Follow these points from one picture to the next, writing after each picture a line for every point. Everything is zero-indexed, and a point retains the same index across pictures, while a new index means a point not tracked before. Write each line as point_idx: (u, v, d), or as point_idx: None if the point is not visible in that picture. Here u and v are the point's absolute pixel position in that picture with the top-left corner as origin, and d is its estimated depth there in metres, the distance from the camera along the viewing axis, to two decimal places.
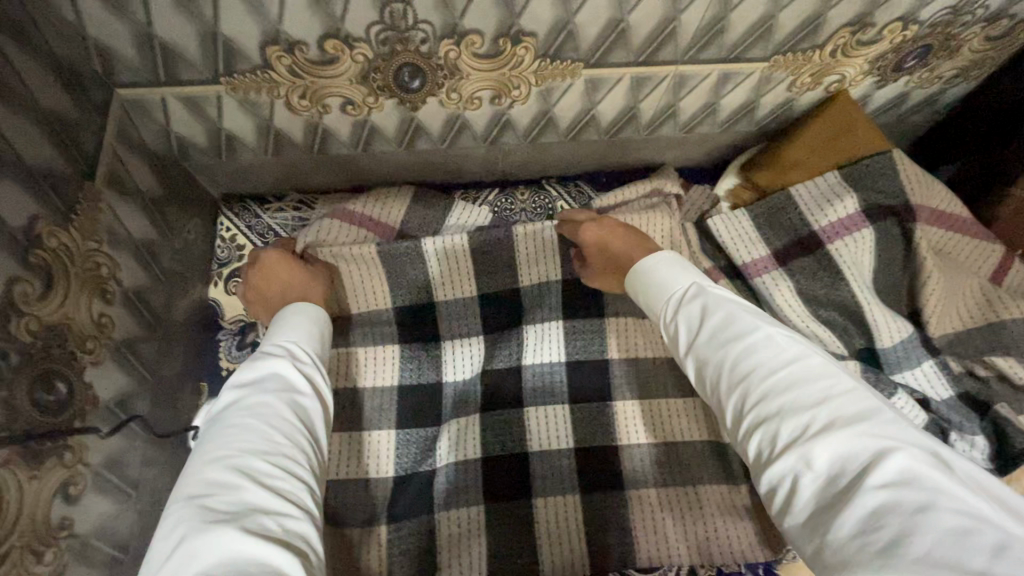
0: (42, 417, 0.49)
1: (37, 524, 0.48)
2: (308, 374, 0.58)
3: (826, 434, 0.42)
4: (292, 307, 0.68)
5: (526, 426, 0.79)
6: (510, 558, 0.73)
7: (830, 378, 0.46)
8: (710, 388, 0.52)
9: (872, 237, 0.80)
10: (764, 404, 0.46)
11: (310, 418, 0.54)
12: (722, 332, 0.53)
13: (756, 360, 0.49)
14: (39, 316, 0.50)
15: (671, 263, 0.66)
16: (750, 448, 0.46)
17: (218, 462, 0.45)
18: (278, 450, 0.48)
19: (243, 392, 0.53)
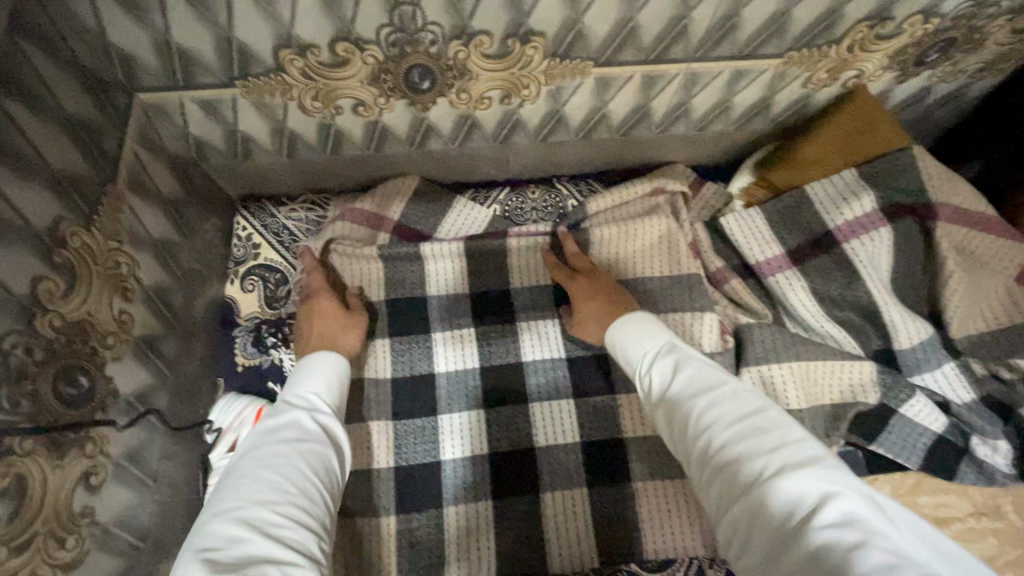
0: (65, 409, 0.52)
1: (61, 513, 0.50)
2: (324, 425, 0.60)
3: (776, 479, 0.43)
4: (310, 356, 0.70)
5: (532, 421, 0.81)
6: (519, 549, 0.76)
7: (783, 428, 0.48)
8: (678, 439, 0.54)
9: (891, 236, 0.78)
10: (722, 455, 0.48)
11: (325, 466, 0.55)
12: (688, 386, 0.56)
13: (713, 412, 0.51)
14: (63, 313, 0.52)
15: (645, 322, 0.69)
16: (711, 496, 0.48)
17: (230, 512, 0.47)
18: (288, 498, 0.49)
19: (261, 443, 0.56)
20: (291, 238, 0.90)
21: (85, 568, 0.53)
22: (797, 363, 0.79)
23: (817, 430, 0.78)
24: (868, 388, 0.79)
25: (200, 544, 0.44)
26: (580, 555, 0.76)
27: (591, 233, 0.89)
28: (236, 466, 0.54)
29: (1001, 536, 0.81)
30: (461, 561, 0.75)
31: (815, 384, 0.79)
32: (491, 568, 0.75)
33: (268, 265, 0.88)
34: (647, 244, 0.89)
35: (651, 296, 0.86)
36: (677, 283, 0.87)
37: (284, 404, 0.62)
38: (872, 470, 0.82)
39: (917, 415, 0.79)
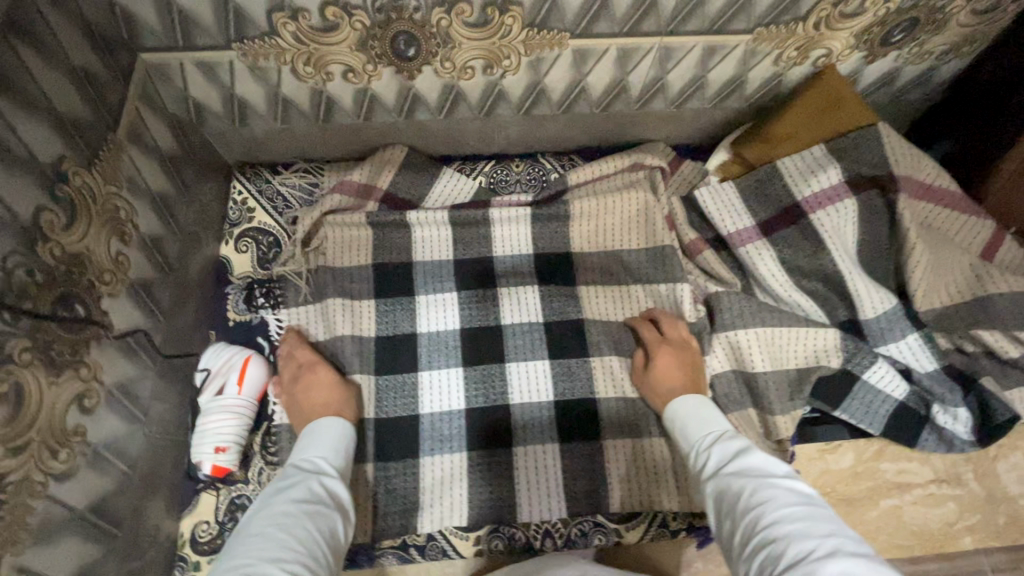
0: (64, 332, 0.56)
1: (54, 427, 0.54)
2: (332, 488, 0.62)
3: (829, 559, 0.42)
4: (315, 423, 0.72)
5: (508, 381, 0.84)
6: (490, 499, 0.79)
7: (840, 524, 0.47)
8: (728, 516, 0.53)
9: (856, 206, 0.81)
10: (772, 531, 0.47)
11: (332, 534, 0.56)
12: (749, 469, 0.56)
13: (770, 493, 0.51)
14: (63, 243, 0.56)
15: (707, 411, 0.70)
16: (753, 566, 0.46)
17: (238, 563, 0.48)
18: (296, 555, 0.50)
19: (274, 501, 0.58)
20: (285, 203, 0.94)
21: (74, 482, 0.57)
22: (761, 329, 0.82)
23: (781, 394, 0.81)
24: (831, 353, 0.81)
25: None
26: (545, 508, 0.79)
27: (573, 207, 0.93)
28: (246, 524, 0.55)
29: (961, 502, 0.84)
30: (433, 507, 0.79)
31: (780, 350, 0.82)
32: (462, 516, 0.79)
33: (262, 228, 0.92)
34: (625, 217, 0.93)
35: (628, 268, 0.91)
36: (653, 255, 0.90)
37: (298, 467, 0.64)
38: (836, 435, 0.85)
39: (880, 381, 0.81)
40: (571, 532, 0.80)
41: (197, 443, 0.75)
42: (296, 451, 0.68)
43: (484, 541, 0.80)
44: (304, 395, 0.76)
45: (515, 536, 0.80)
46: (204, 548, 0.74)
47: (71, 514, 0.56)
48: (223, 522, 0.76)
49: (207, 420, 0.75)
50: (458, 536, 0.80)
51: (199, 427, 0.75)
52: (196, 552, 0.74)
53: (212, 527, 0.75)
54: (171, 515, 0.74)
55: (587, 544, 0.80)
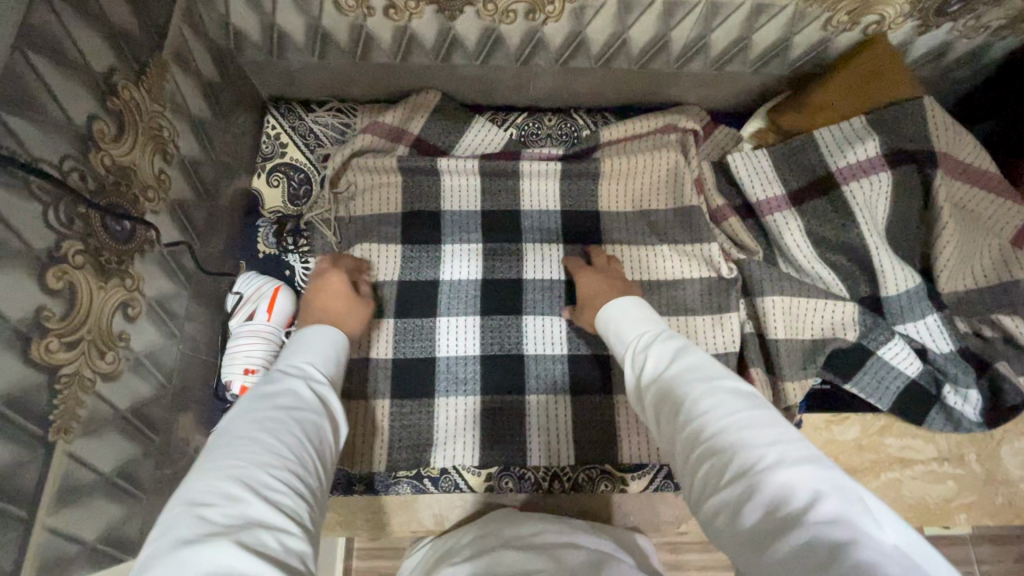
0: (112, 241, 0.58)
1: (101, 330, 0.56)
2: (322, 393, 0.59)
3: (774, 468, 0.43)
4: (313, 327, 0.69)
5: (523, 331, 0.87)
6: (499, 442, 0.82)
7: (778, 424, 0.47)
8: (667, 425, 0.53)
9: (891, 180, 0.80)
10: (719, 440, 0.47)
11: (322, 435, 0.54)
12: (689, 373, 0.54)
13: (711, 399, 0.50)
14: (112, 155, 0.58)
15: (637, 311, 0.69)
16: (698, 476, 0.47)
17: (219, 468, 0.45)
18: (288, 465, 0.47)
19: (257, 404, 0.53)
20: (317, 141, 0.95)
21: (118, 384, 0.60)
22: (780, 298, 0.82)
23: (794, 361, 0.82)
24: (848, 326, 0.82)
25: (191, 501, 0.42)
26: (554, 454, 0.82)
27: (603, 165, 0.93)
28: (231, 423, 0.51)
29: (960, 481, 0.85)
30: (448, 444, 0.81)
31: (797, 319, 0.82)
32: (474, 455, 0.81)
33: (293, 165, 0.94)
34: (655, 178, 0.93)
35: (654, 227, 0.92)
36: (679, 215, 0.91)
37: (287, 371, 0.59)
38: (842, 407, 0.87)
39: (894, 359, 0.82)
40: (577, 476, 0.83)
41: (227, 364, 0.78)
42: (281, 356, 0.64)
43: (496, 478, 0.83)
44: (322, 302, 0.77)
45: (525, 476, 0.83)
46: None
47: (116, 414, 0.59)
48: None
49: (236, 342, 0.78)
50: (470, 472, 0.83)
51: (229, 350, 0.78)
52: None
53: None
54: (200, 429, 0.79)
55: (593, 489, 0.83)
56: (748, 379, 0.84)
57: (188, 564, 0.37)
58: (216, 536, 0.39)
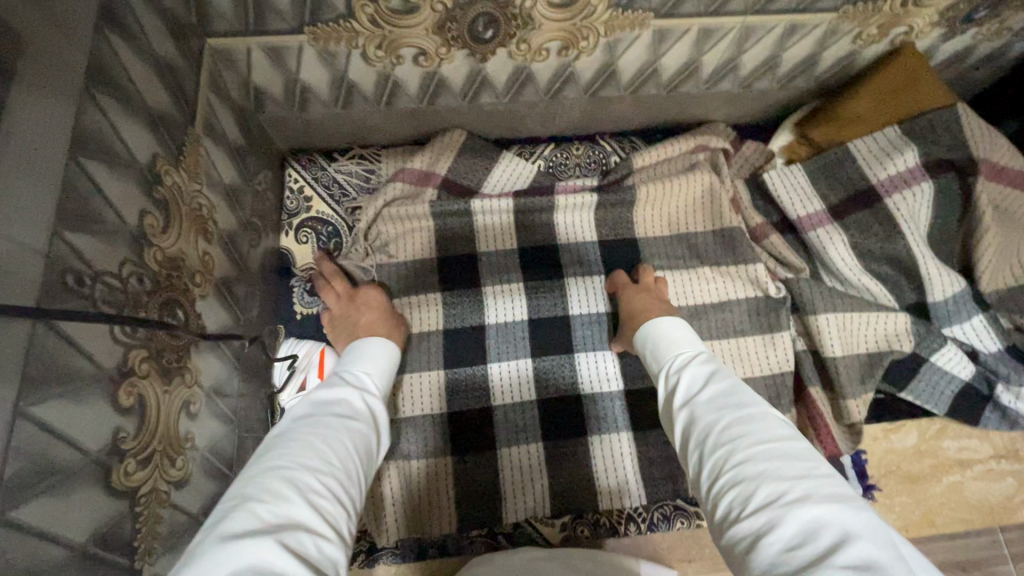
0: (171, 339, 0.54)
1: (169, 435, 0.53)
2: (375, 408, 0.58)
3: (802, 505, 0.41)
4: (369, 339, 0.69)
5: (577, 369, 0.85)
6: (568, 489, 0.80)
7: (813, 460, 0.45)
8: (694, 450, 0.51)
9: (932, 190, 0.80)
10: (748, 467, 0.45)
11: (369, 452, 0.52)
12: (721, 399, 0.53)
13: (742, 426, 0.49)
14: (163, 248, 0.54)
15: (675, 330, 0.69)
16: (720, 507, 0.45)
17: (273, 467, 0.43)
18: (334, 475, 0.45)
19: (315, 409, 0.52)
20: (341, 191, 0.92)
21: (190, 488, 0.56)
22: (834, 315, 0.82)
23: (853, 377, 0.82)
24: (903, 337, 0.82)
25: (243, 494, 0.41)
26: (625, 496, 0.80)
27: (638, 192, 0.92)
28: (284, 422, 0.51)
29: (1020, 478, 0.86)
30: (516, 498, 0.80)
31: (852, 334, 0.82)
32: (545, 505, 0.79)
33: (321, 218, 0.91)
34: (690, 201, 0.92)
35: (695, 250, 0.91)
36: (719, 236, 0.91)
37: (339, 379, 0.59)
38: (899, 415, 0.87)
39: (947, 363, 0.83)
40: (652, 516, 0.82)
41: None
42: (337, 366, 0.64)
43: (569, 527, 0.81)
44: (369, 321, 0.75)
45: (600, 522, 0.81)
46: None
47: (190, 520, 0.56)
48: None
49: None
50: (543, 524, 0.81)
51: None
52: None
53: None
54: None
55: (670, 528, 0.81)
56: (807, 397, 0.84)
57: (232, 558, 0.35)
58: (265, 534, 0.37)
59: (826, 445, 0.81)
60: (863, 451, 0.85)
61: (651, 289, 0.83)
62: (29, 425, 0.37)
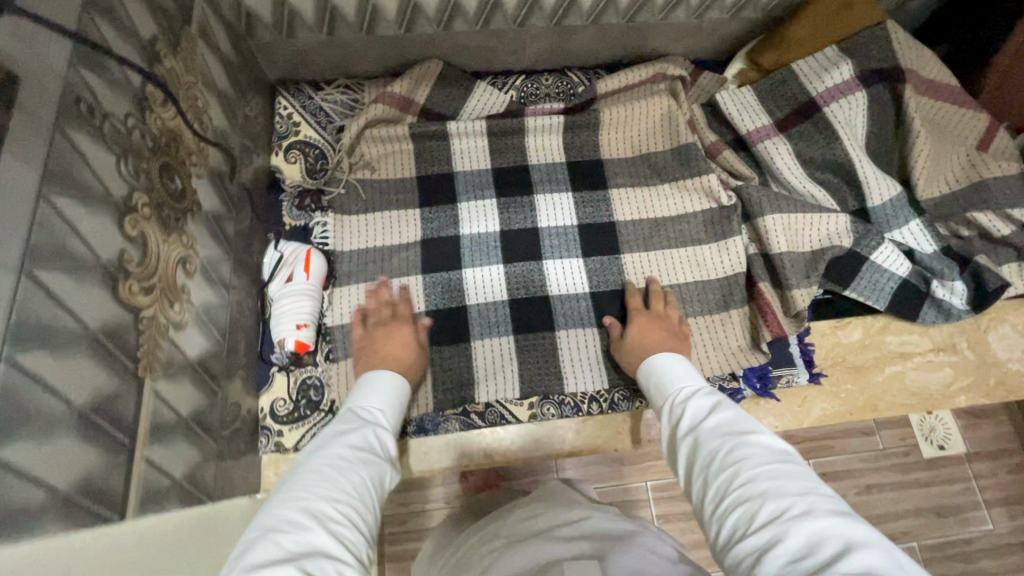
0: (170, 199, 0.62)
1: (167, 280, 0.60)
2: (385, 440, 0.61)
3: (806, 519, 0.44)
4: (377, 372, 0.72)
5: (546, 275, 0.92)
6: (537, 377, 0.87)
7: (815, 483, 0.49)
8: (699, 473, 0.54)
9: (864, 99, 0.89)
10: (753, 488, 0.48)
11: (383, 480, 0.56)
12: (724, 426, 0.56)
13: (745, 450, 0.52)
14: (163, 118, 0.61)
15: (680, 365, 0.71)
16: (725, 528, 0.48)
17: (294, 500, 0.48)
18: (352, 501, 0.50)
19: (332, 441, 0.57)
20: (327, 118, 0.99)
21: (185, 334, 0.63)
22: (781, 216, 0.89)
23: (798, 272, 0.89)
24: (843, 235, 0.89)
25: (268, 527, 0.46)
26: (587, 380, 0.87)
27: (601, 115, 1.00)
28: (304, 458, 0.55)
29: (956, 368, 0.92)
30: (488, 382, 0.86)
31: (796, 234, 0.90)
32: (514, 389, 0.86)
33: (308, 141, 0.98)
34: (651, 124, 1.00)
35: (655, 168, 0.99)
36: (678, 153, 0.98)
37: (352, 415, 0.63)
38: (845, 314, 0.94)
39: (885, 262, 0.90)
40: (613, 397, 0.88)
41: (277, 323, 0.81)
42: (348, 400, 0.68)
43: (538, 406, 0.87)
44: (381, 338, 0.79)
45: (565, 401, 0.88)
46: (283, 418, 0.82)
47: (185, 362, 0.63)
48: (297, 398, 0.83)
49: (281, 303, 0.82)
50: (513, 403, 0.87)
51: (277, 310, 0.82)
52: (277, 422, 0.82)
53: (288, 403, 0.83)
54: (251, 392, 0.81)
55: (630, 406, 0.87)
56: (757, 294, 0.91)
57: None
58: (289, 561, 0.42)
59: (772, 327, 0.88)
60: (811, 344, 0.91)
61: (659, 317, 0.85)
62: (50, 209, 0.44)
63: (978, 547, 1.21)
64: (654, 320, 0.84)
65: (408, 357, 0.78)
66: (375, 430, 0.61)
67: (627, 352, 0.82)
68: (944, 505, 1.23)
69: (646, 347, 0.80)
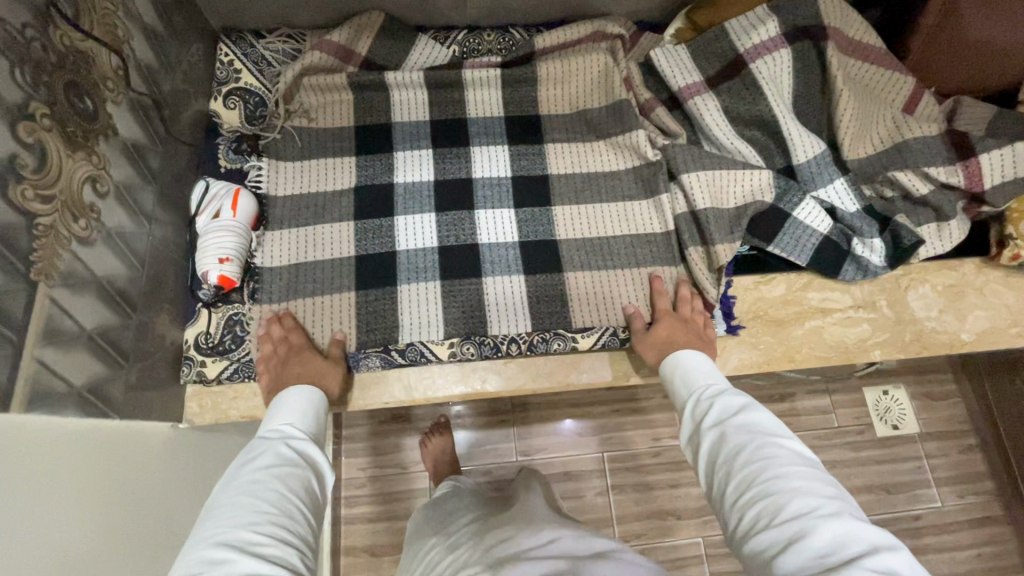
0: (80, 118, 0.64)
1: (74, 196, 0.62)
2: (303, 450, 0.62)
3: (832, 520, 0.47)
4: (291, 387, 0.72)
5: (476, 225, 0.94)
6: (461, 320, 0.89)
7: (831, 485, 0.51)
8: (720, 466, 0.56)
9: (789, 56, 0.92)
10: (779, 487, 0.50)
11: (307, 490, 0.58)
12: (751, 423, 0.58)
13: (773, 450, 0.54)
14: (71, 37, 0.64)
15: (699, 361, 0.72)
16: (745, 520, 0.51)
17: (213, 536, 0.49)
18: (273, 519, 0.52)
19: (244, 467, 0.57)
20: (269, 66, 0.99)
21: (92, 251, 0.65)
22: (699, 174, 0.92)
23: (721, 228, 0.91)
24: (764, 190, 0.92)
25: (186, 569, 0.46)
26: (511, 322, 0.90)
27: (539, 70, 1.01)
28: (218, 492, 0.55)
29: (874, 324, 0.94)
30: (413, 326, 0.88)
31: (720, 189, 0.92)
32: (438, 331, 0.88)
33: (249, 89, 0.97)
34: (588, 80, 1.01)
35: (591, 124, 1.00)
36: (611, 109, 0.99)
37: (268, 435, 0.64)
38: (770, 270, 0.96)
39: (808, 218, 0.93)
40: (533, 339, 0.89)
41: (200, 257, 0.83)
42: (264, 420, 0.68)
43: (458, 345, 0.88)
44: (295, 366, 0.78)
45: (485, 342, 0.89)
46: (207, 350, 0.84)
47: (92, 278, 0.65)
48: (222, 334, 0.85)
49: (206, 237, 0.83)
50: (434, 343, 0.88)
51: (201, 245, 0.83)
52: (201, 353, 0.83)
53: (213, 336, 0.84)
54: (175, 324, 0.83)
55: (548, 348, 0.89)
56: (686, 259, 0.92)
57: None
58: None
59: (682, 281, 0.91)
60: (733, 296, 0.94)
61: (688, 321, 0.86)
62: None
63: (925, 523, 1.22)
64: (688, 322, 0.86)
65: (324, 371, 0.79)
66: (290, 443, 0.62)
67: (650, 348, 0.83)
68: (894, 482, 1.24)
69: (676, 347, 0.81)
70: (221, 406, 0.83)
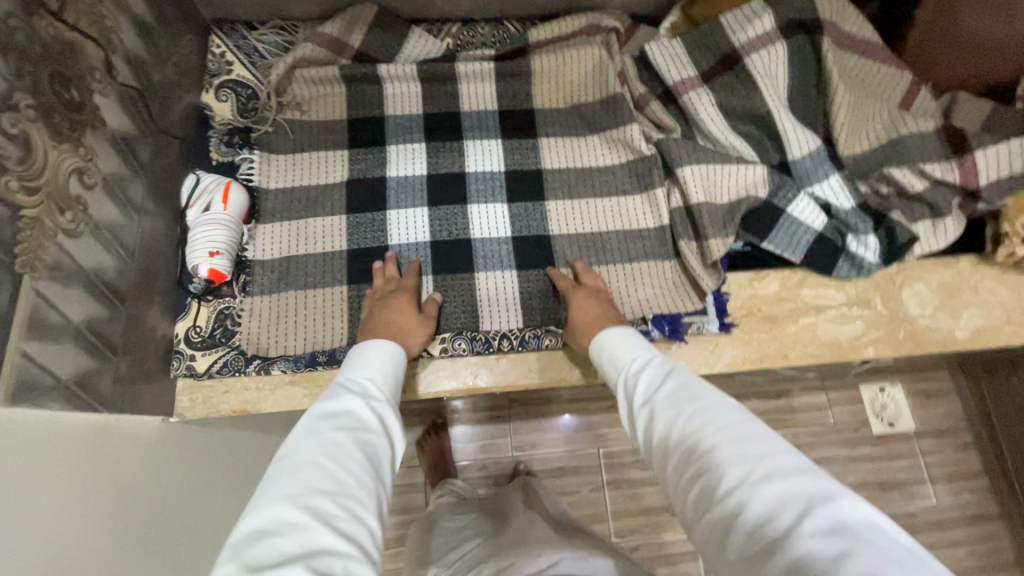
0: (67, 107, 0.64)
1: (59, 186, 0.62)
2: (380, 410, 0.60)
3: (764, 484, 0.46)
4: (370, 342, 0.71)
5: (469, 219, 0.94)
6: (452, 315, 0.89)
7: (772, 440, 0.50)
8: (658, 448, 0.55)
9: (785, 49, 0.91)
10: (711, 459, 0.49)
11: (383, 457, 0.56)
12: (678, 396, 0.57)
13: (704, 418, 0.53)
14: (57, 26, 0.64)
15: (628, 338, 0.72)
16: (689, 502, 0.50)
17: (285, 497, 0.47)
18: (351, 488, 0.50)
19: (323, 421, 0.55)
20: (261, 58, 0.99)
21: (80, 242, 0.65)
22: (695, 167, 0.91)
23: (715, 223, 0.90)
24: (759, 184, 0.92)
25: (258, 529, 0.45)
26: (503, 318, 0.90)
27: (533, 63, 1.01)
28: (293, 441, 0.53)
29: (868, 322, 0.93)
30: None
31: (715, 183, 0.91)
32: None
33: (240, 81, 0.97)
34: (583, 73, 1.01)
35: (586, 119, 1.00)
36: (606, 104, 0.99)
37: (346, 387, 0.62)
38: (764, 266, 0.95)
39: (802, 214, 0.93)
40: (524, 334, 0.89)
41: (190, 250, 0.83)
42: (342, 371, 0.66)
43: (449, 341, 0.88)
44: (384, 314, 0.81)
45: (477, 338, 0.88)
46: (198, 344, 0.84)
47: (80, 270, 0.65)
48: (212, 328, 0.85)
49: (196, 231, 0.83)
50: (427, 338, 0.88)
51: (191, 238, 0.83)
52: (190, 347, 0.84)
53: (204, 330, 0.85)
54: (167, 317, 0.83)
55: (539, 344, 0.89)
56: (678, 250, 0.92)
57: None
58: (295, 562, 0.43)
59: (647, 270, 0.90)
60: (726, 293, 0.93)
61: (601, 291, 0.86)
62: None
63: (919, 521, 1.22)
64: (602, 293, 0.85)
65: (409, 326, 0.80)
66: (367, 402, 0.60)
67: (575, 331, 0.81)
68: (890, 480, 1.24)
69: (590, 324, 0.80)
70: (212, 400, 0.83)
